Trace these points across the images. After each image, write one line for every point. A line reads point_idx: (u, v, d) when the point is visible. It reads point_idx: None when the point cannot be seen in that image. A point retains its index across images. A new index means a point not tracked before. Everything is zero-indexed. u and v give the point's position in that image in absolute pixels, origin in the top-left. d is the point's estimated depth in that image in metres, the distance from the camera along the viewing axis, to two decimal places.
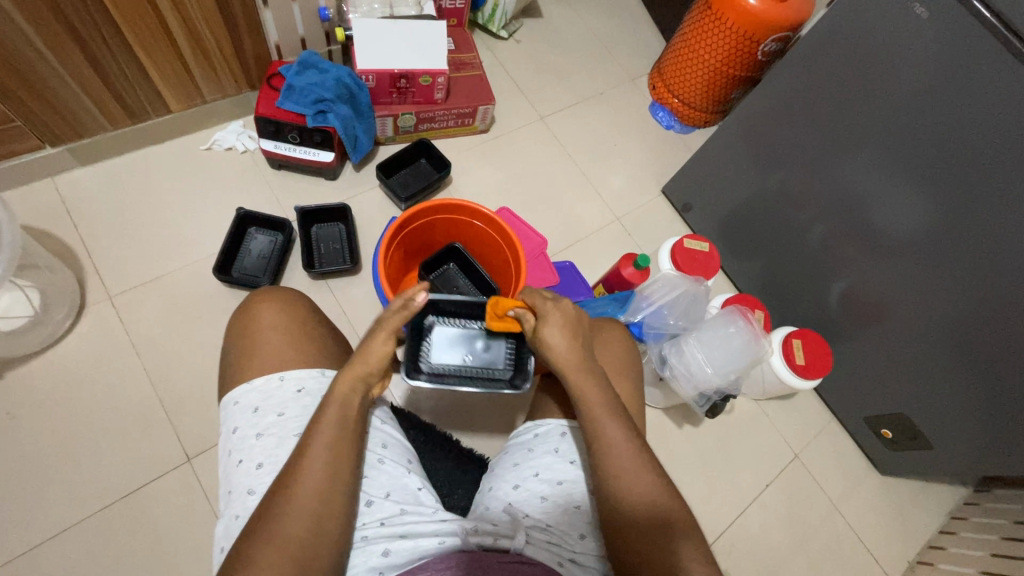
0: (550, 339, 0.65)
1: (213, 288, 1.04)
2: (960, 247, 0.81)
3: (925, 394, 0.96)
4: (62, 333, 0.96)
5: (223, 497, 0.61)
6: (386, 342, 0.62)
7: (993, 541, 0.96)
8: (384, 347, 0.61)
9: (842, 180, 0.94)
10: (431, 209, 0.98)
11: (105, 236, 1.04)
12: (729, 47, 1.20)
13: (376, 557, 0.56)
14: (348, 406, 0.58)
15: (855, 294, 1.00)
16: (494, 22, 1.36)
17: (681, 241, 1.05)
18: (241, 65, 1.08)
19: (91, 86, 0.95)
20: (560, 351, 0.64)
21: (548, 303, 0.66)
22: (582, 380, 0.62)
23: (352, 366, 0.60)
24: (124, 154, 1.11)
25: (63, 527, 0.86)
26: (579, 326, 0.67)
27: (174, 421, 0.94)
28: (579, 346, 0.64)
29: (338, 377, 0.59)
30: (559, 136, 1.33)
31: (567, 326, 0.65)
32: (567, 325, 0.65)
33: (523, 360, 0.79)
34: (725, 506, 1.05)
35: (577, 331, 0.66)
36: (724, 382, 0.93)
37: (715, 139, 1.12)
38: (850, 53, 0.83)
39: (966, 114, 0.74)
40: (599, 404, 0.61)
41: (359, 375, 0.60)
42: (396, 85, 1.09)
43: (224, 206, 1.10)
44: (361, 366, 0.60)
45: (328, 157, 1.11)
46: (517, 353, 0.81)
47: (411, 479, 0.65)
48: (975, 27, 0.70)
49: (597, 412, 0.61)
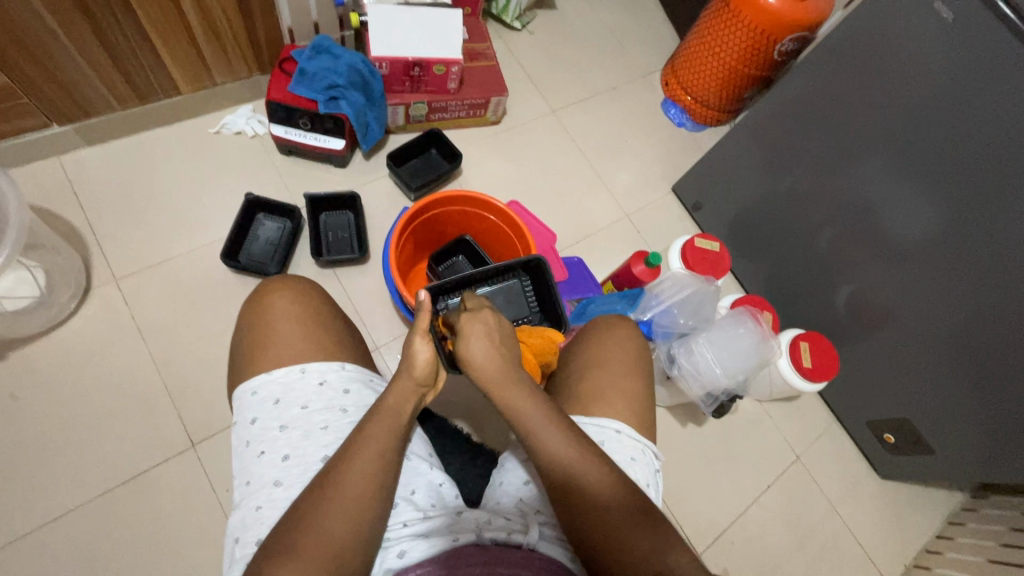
0: (480, 358, 0.59)
1: (219, 272, 1.03)
2: (972, 253, 0.81)
3: (931, 401, 0.97)
4: (67, 315, 0.95)
5: (240, 489, 0.60)
6: (425, 347, 0.60)
7: (991, 547, 0.97)
8: (424, 354, 0.59)
9: (856, 184, 0.93)
10: (443, 200, 0.98)
11: (110, 218, 1.03)
12: (744, 46, 1.19)
13: (393, 558, 0.56)
14: (401, 415, 0.58)
15: (863, 299, 1.01)
16: (508, 12, 1.34)
17: (692, 240, 1.03)
18: (252, 47, 1.07)
19: (100, 64, 0.94)
20: (479, 371, 0.59)
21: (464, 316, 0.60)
22: (513, 399, 0.58)
23: (402, 376, 0.59)
24: (132, 134, 1.09)
25: (65, 510, 0.85)
26: (504, 336, 0.61)
27: (179, 406, 0.93)
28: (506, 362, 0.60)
29: (389, 387, 0.59)
30: (571, 130, 1.32)
31: (487, 338, 0.60)
32: (486, 337, 0.60)
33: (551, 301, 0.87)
34: (727, 505, 1.05)
35: (499, 341, 0.60)
36: (732, 382, 0.92)
37: (729, 138, 1.11)
38: (869, 55, 0.82)
39: (986, 118, 0.73)
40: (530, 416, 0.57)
41: (407, 388, 0.59)
42: (409, 73, 1.08)
43: (232, 191, 1.09)
44: (407, 379, 0.59)
45: (339, 144, 1.09)
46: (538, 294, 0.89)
47: (433, 474, 0.65)
48: (999, 34, 0.69)
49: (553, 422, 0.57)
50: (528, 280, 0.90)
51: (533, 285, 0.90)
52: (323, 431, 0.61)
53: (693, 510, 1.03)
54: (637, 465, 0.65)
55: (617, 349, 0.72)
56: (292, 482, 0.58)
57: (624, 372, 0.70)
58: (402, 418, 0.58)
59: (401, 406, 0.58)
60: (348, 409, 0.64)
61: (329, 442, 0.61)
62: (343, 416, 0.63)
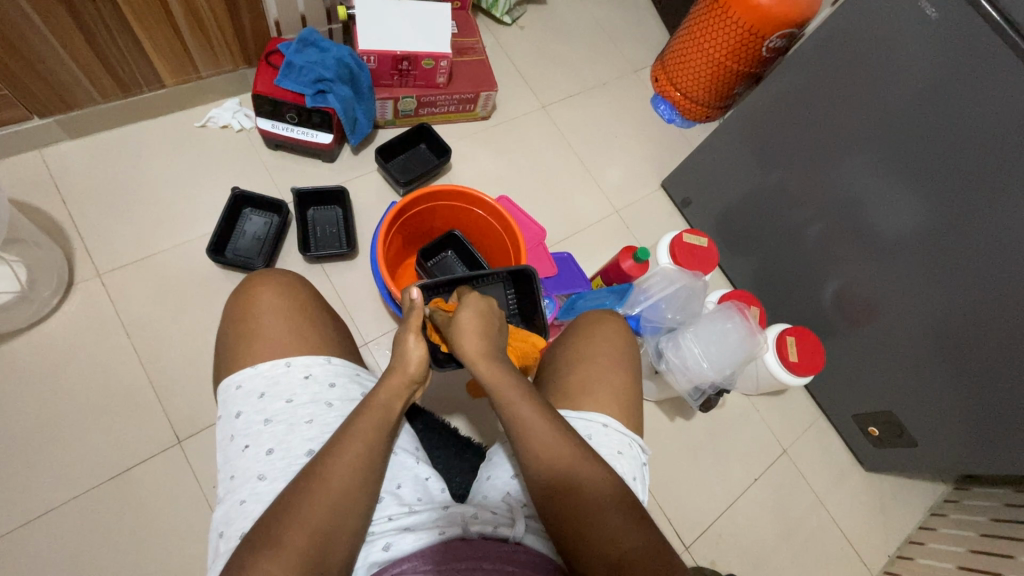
0: (470, 340, 0.60)
1: (204, 267, 1.02)
2: (954, 250, 0.82)
3: (914, 395, 0.98)
4: (49, 311, 0.94)
5: (224, 483, 0.59)
6: (418, 345, 0.62)
7: (972, 538, 0.99)
8: (417, 351, 0.61)
9: (843, 180, 0.94)
10: (432, 195, 0.97)
11: (93, 213, 1.01)
12: (733, 42, 1.19)
13: (378, 551, 0.56)
14: (391, 410, 0.58)
15: (847, 294, 1.02)
16: (498, 7, 1.34)
17: (681, 235, 1.05)
18: (239, 40, 1.06)
19: (81, 56, 0.92)
20: (467, 338, 0.60)
21: (470, 292, 0.64)
22: (507, 379, 0.59)
23: (394, 372, 0.60)
24: (115, 128, 1.08)
25: (48, 507, 0.84)
26: (495, 320, 0.63)
27: (164, 402, 0.92)
28: (488, 342, 0.61)
29: (381, 382, 0.60)
30: (560, 125, 1.32)
31: (483, 314, 0.62)
32: (483, 312, 0.62)
33: (533, 294, 0.86)
34: (715, 498, 1.06)
35: (493, 322, 0.63)
36: (718, 376, 0.92)
37: (718, 134, 1.11)
38: (856, 51, 0.83)
39: (965, 116, 0.75)
40: (515, 388, 0.58)
41: (404, 381, 0.60)
42: (398, 67, 1.07)
43: (218, 185, 1.08)
44: (401, 374, 0.60)
45: (327, 138, 1.08)
46: (520, 298, 0.88)
47: (420, 468, 0.66)
48: (983, 31, 0.70)
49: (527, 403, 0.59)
50: (511, 286, 0.89)
51: (516, 290, 0.89)
52: (308, 425, 0.61)
53: (680, 503, 1.04)
54: (622, 458, 0.65)
55: (603, 343, 0.72)
56: (276, 476, 0.58)
57: (611, 364, 0.70)
58: (392, 415, 0.58)
59: (391, 402, 0.59)
60: (334, 403, 0.64)
61: (315, 436, 0.61)
62: (329, 410, 0.63)
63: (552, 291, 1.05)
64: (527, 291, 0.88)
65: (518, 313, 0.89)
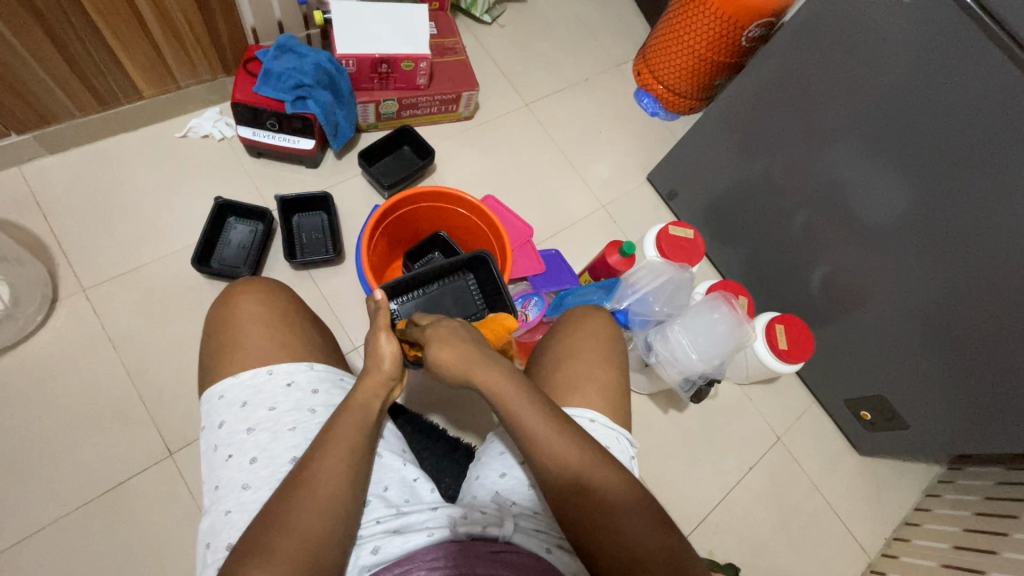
0: (455, 365, 0.59)
1: (190, 278, 1.01)
2: (937, 232, 0.83)
3: (904, 378, 0.99)
4: (35, 328, 0.93)
5: (209, 493, 0.59)
6: (389, 341, 0.61)
7: (967, 516, 1.00)
8: (389, 348, 0.61)
9: (825, 167, 0.94)
10: (416, 196, 0.97)
11: (76, 228, 1.01)
12: (712, 34, 1.20)
13: (366, 555, 0.55)
14: (369, 412, 0.58)
15: (834, 280, 1.02)
16: (478, 6, 1.33)
17: (667, 228, 1.04)
18: (216, 48, 1.05)
19: (56, 70, 0.92)
20: (451, 361, 0.60)
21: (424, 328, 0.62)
22: (505, 389, 0.58)
23: (369, 375, 0.60)
24: (95, 142, 1.07)
25: (41, 525, 0.84)
26: (464, 329, 0.63)
27: (154, 415, 0.92)
28: (471, 352, 0.60)
29: (357, 385, 0.60)
30: (544, 122, 1.32)
31: (449, 335, 0.61)
32: (446, 334, 0.61)
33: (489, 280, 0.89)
34: (710, 488, 1.07)
35: (462, 335, 0.62)
36: (708, 366, 0.93)
37: (700, 125, 1.12)
38: (831, 36, 0.83)
39: (942, 99, 0.75)
40: (516, 391, 0.57)
41: (378, 383, 0.60)
42: (377, 70, 1.07)
43: (201, 195, 1.08)
44: (375, 375, 0.60)
45: (309, 144, 1.08)
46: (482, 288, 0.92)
47: (408, 470, 0.66)
48: (956, 16, 0.70)
49: (536, 396, 0.58)
50: (472, 276, 0.93)
51: (478, 280, 0.93)
52: (292, 433, 0.61)
53: (674, 494, 1.04)
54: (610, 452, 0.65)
55: (588, 339, 0.72)
56: (261, 485, 0.58)
57: (596, 359, 0.70)
58: (371, 416, 0.59)
59: (369, 404, 0.59)
60: (317, 410, 0.64)
61: (299, 443, 0.61)
62: (312, 417, 0.63)
63: (541, 289, 1.05)
64: (486, 278, 0.91)
65: (485, 299, 0.92)
